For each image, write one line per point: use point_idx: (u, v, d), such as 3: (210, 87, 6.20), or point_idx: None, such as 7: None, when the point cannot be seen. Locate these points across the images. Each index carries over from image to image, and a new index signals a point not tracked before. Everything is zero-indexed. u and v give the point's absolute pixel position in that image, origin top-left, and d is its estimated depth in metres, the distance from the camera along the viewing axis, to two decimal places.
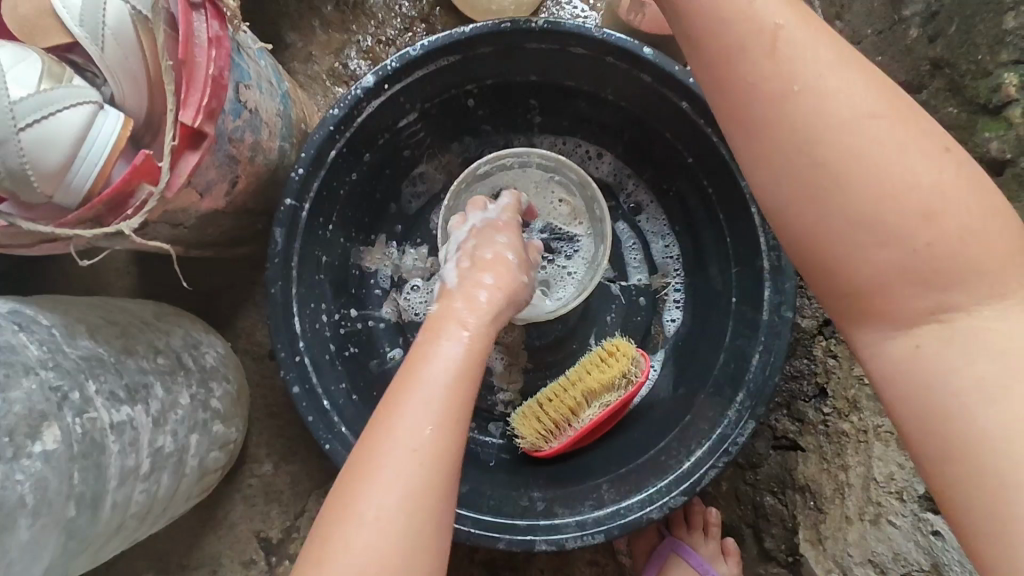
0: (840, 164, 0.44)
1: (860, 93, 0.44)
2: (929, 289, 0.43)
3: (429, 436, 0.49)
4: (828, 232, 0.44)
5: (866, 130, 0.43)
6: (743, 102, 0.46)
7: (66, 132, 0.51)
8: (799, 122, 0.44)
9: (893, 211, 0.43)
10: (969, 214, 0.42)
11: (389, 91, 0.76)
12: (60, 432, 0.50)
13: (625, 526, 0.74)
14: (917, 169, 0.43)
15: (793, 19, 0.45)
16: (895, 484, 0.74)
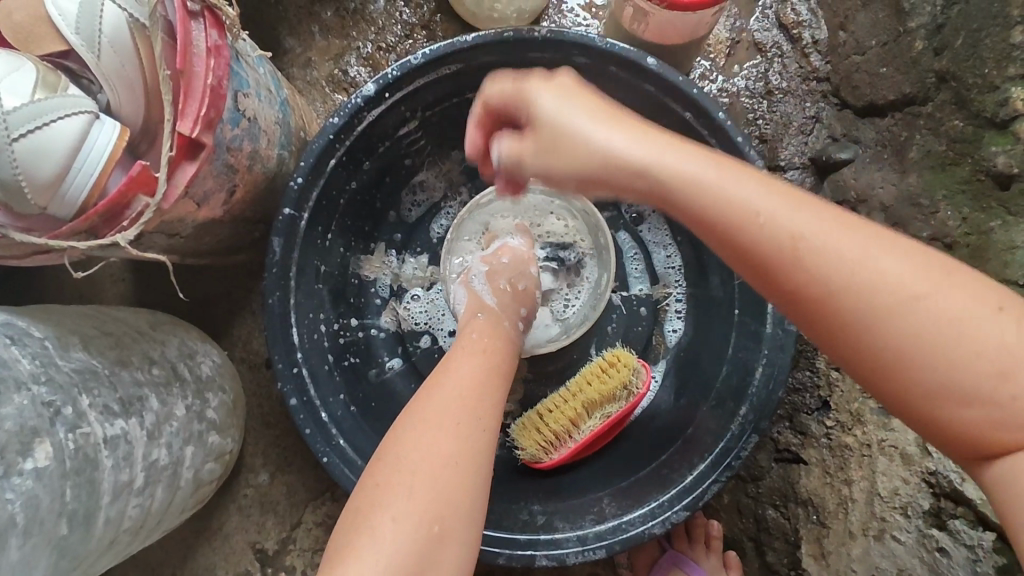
0: (852, 290, 0.44)
1: (846, 238, 0.45)
2: (980, 376, 0.42)
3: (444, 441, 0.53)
4: (908, 393, 0.44)
5: (850, 250, 0.44)
6: (742, 259, 0.47)
7: (61, 142, 0.51)
8: (824, 295, 0.45)
9: (946, 357, 0.43)
10: (979, 299, 0.43)
11: (390, 100, 0.76)
12: (52, 448, 0.49)
13: (626, 542, 0.73)
14: (916, 276, 0.44)
15: (758, 187, 0.47)
16: (899, 499, 0.73)
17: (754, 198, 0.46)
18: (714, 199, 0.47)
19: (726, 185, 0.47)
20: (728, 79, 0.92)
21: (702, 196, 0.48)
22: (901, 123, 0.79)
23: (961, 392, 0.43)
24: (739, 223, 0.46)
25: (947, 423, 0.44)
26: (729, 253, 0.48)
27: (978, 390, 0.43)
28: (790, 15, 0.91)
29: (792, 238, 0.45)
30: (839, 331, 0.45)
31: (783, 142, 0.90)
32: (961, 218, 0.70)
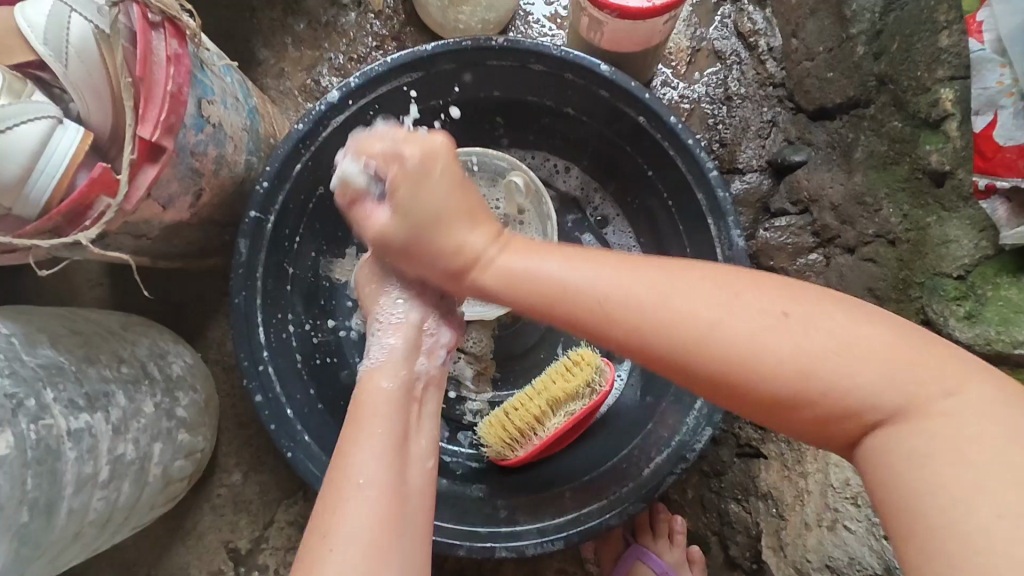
0: (665, 334, 0.51)
1: (638, 286, 0.52)
2: (783, 380, 0.48)
3: (382, 498, 0.54)
4: (755, 403, 0.50)
5: (650, 294, 0.52)
6: (591, 337, 0.55)
7: (24, 146, 0.53)
8: (648, 338, 0.52)
9: (766, 368, 0.49)
10: (763, 310, 0.50)
11: (353, 107, 0.79)
12: (13, 437, 0.51)
13: (583, 533, 0.75)
14: (708, 303, 0.51)
15: (569, 264, 0.55)
16: (850, 489, 0.75)
17: (568, 271, 0.55)
18: (550, 283, 0.55)
19: (539, 265, 0.56)
20: (688, 85, 0.95)
21: (498, 276, 0.58)
22: (849, 125, 0.83)
23: (776, 398, 0.49)
24: (554, 300, 0.55)
25: (794, 426, 0.50)
26: (608, 345, 0.54)
27: (789, 391, 0.49)
28: (746, 24, 0.95)
29: (600, 295, 0.53)
30: (674, 370, 0.52)
31: (741, 145, 0.92)
32: (902, 215, 0.73)
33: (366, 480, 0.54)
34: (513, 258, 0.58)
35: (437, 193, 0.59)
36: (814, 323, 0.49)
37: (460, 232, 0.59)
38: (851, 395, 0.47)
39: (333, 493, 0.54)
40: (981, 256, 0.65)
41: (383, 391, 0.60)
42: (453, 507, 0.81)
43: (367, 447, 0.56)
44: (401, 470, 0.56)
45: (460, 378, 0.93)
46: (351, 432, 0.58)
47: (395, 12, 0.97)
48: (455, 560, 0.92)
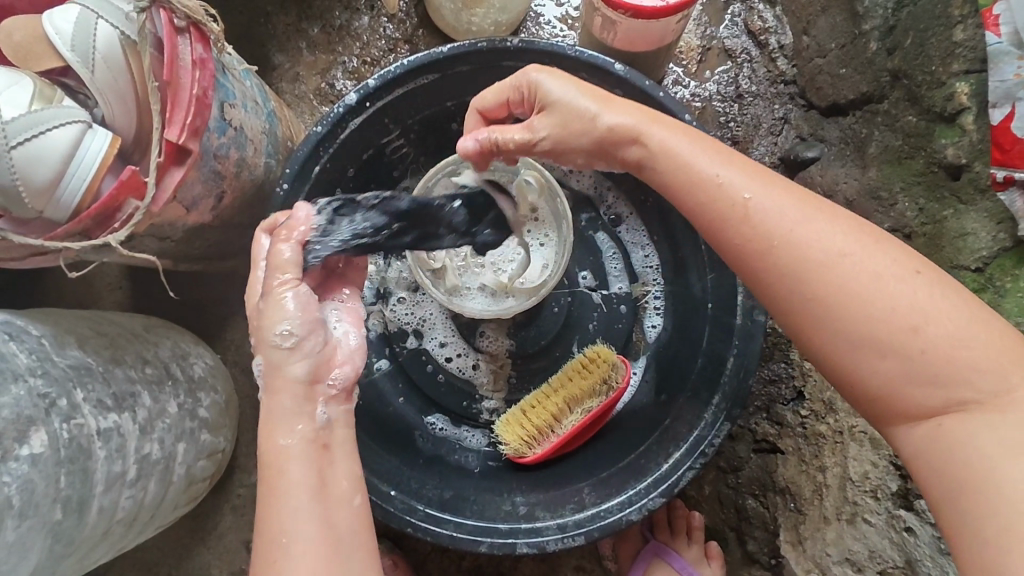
0: (792, 248, 0.51)
1: (787, 205, 0.53)
2: (891, 329, 0.49)
3: (321, 545, 0.50)
4: (842, 342, 0.50)
5: (792, 217, 0.52)
6: (712, 240, 0.56)
7: (56, 151, 0.54)
8: (776, 241, 0.52)
9: (883, 308, 0.49)
10: (897, 264, 0.50)
11: (371, 109, 0.80)
12: (47, 437, 0.52)
13: (605, 528, 0.75)
14: (848, 237, 0.51)
15: (726, 171, 0.55)
16: (869, 483, 0.75)
17: (721, 175, 0.55)
18: (698, 183, 0.56)
19: (691, 160, 0.57)
20: (699, 84, 0.96)
21: (659, 172, 0.58)
22: (862, 121, 0.83)
23: (870, 344, 0.49)
24: (700, 201, 0.55)
25: (863, 375, 0.50)
26: (724, 248, 0.55)
27: (893, 343, 0.49)
28: (757, 22, 0.96)
29: (744, 202, 0.53)
30: (783, 293, 0.52)
31: (754, 142, 0.93)
32: (917, 209, 0.73)
33: (293, 539, 0.50)
34: (672, 145, 0.58)
35: (613, 119, 0.60)
36: (938, 292, 0.49)
37: (653, 135, 0.59)
38: (948, 365, 0.48)
39: (265, 560, 0.50)
40: (999, 248, 0.65)
41: (285, 444, 0.53)
42: (473, 504, 0.81)
43: (292, 505, 0.51)
44: (327, 518, 0.51)
45: (476, 380, 0.94)
46: (267, 495, 0.52)
47: (408, 16, 0.98)
48: (473, 558, 0.93)
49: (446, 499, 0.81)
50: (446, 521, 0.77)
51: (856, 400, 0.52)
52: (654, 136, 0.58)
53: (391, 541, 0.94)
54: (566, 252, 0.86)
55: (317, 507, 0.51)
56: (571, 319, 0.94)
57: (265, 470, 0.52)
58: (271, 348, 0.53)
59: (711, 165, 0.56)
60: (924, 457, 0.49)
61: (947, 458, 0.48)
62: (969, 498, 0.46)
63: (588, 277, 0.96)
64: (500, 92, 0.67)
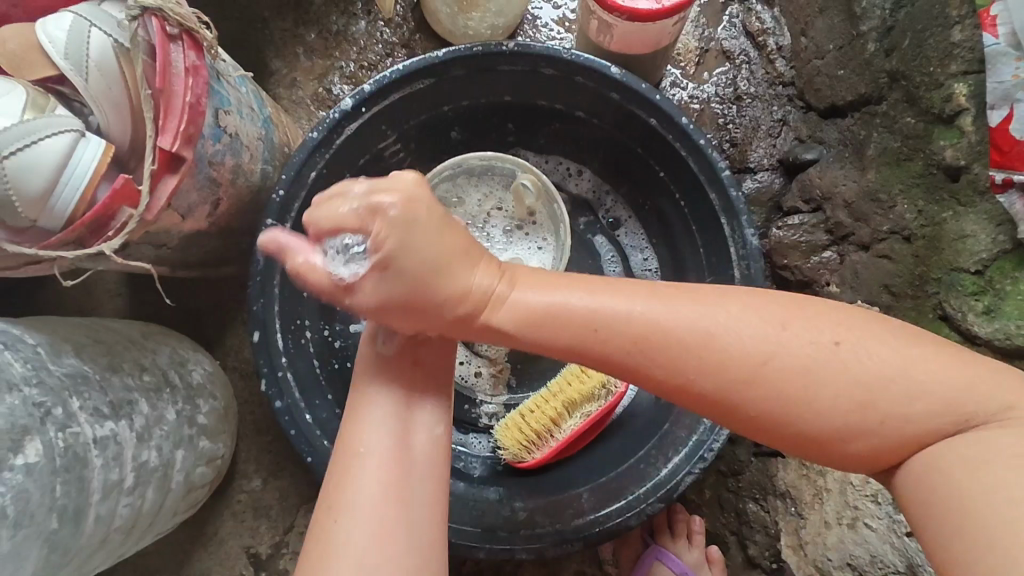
0: (727, 369, 0.51)
1: (696, 314, 0.52)
2: (845, 412, 0.50)
3: (392, 460, 0.55)
4: (812, 437, 0.51)
5: (702, 317, 0.52)
6: (650, 378, 0.53)
7: (49, 159, 0.54)
8: (709, 352, 0.51)
9: (832, 396, 0.50)
10: (818, 332, 0.51)
11: (366, 114, 0.79)
12: (43, 446, 0.52)
13: (603, 534, 0.75)
14: (757, 329, 0.51)
15: (587, 291, 0.54)
16: (870, 487, 0.75)
17: (586, 300, 0.54)
18: (575, 311, 0.54)
19: (557, 298, 0.55)
20: (697, 86, 0.96)
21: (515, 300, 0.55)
22: (860, 122, 0.82)
23: (837, 433, 0.50)
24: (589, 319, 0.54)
25: (849, 458, 0.51)
26: (562, 350, 0.55)
27: (855, 426, 0.50)
28: (755, 24, 0.95)
29: (640, 313, 0.53)
30: (739, 409, 0.52)
31: (752, 145, 0.92)
32: (917, 211, 0.73)
33: (373, 448, 0.56)
34: (470, 283, 0.55)
35: (447, 289, 0.55)
36: (864, 349, 0.50)
37: (460, 281, 0.55)
38: (909, 420, 0.49)
39: (345, 464, 0.55)
40: (999, 250, 0.65)
41: (388, 355, 0.60)
42: (471, 509, 0.81)
43: (376, 416, 0.57)
44: (407, 442, 0.57)
45: (476, 385, 0.93)
46: (356, 406, 0.59)
47: (405, 20, 0.98)
48: (474, 563, 0.92)
49: (445, 504, 0.81)
50: None
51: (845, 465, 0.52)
52: (511, 301, 0.55)
53: None
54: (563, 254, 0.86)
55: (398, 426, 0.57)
56: None
57: (358, 384, 0.60)
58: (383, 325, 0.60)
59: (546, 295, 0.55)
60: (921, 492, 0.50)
61: (935, 492, 0.49)
62: (952, 523, 0.47)
63: None
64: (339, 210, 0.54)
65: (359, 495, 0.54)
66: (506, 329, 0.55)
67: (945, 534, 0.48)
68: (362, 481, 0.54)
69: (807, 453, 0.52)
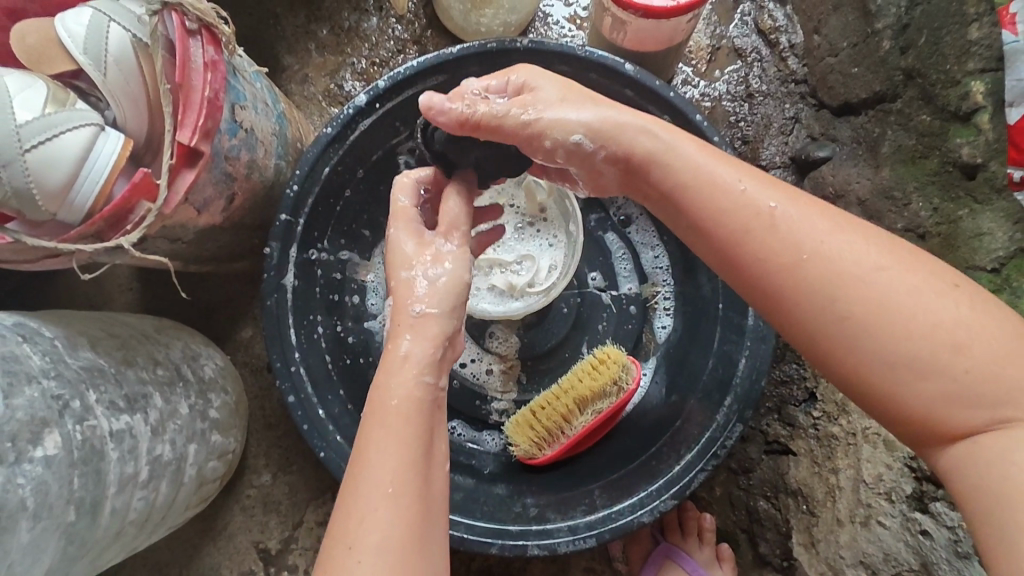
0: (822, 264, 0.50)
1: (807, 220, 0.52)
2: (932, 349, 0.47)
3: (409, 500, 0.49)
4: (872, 368, 0.49)
5: (813, 226, 0.52)
6: (741, 264, 0.54)
7: (70, 153, 0.54)
8: (797, 244, 0.51)
9: (922, 339, 0.47)
10: (933, 277, 0.49)
11: (380, 110, 0.79)
12: (61, 438, 0.53)
13: (616, 530, 0.75)
14: (880, 254, 0.50)
15: (753, 182, 0.54)
16: (883, 485, 0.74)
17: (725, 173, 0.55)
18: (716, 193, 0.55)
19: (704, 162, 0.56)
20: (709, 83, 0.96)
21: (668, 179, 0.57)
22: (874, 120, 0.82)
23: (909, 365, 0.48)
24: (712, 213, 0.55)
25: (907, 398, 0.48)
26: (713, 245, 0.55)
27: (935, 363, 0.47)
28: (767, 22, 0.95)
29: (770, 210, 0.53)
30: (813, 302, 0.50)
31: (764, 142, 0.93)
32: (932, 209, 0.72)
33: (389, 497, 0.48)
34: (614, 121, 0.59)
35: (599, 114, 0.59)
36: (977, 308, 0.48)
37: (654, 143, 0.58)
38: (994, 383, 0.46)
39: (351, 510, 0.48)
40: (1016, 248, 0.64)
41: (412, 389, 0.53)
42: (482, 506, 0.81)
43: (400, 449, 0.50)
44: (425, 488, 0.50)
45: (486, 383, 0.93)
46: (377, 427, 0.51)
47: (416, 17, 0.98)
48: (483, 559, 0.92)
49: (457, 500, 0.81)
50: (455, 523, 0.77)
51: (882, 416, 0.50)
52: (674, 135, 0.58)
53: None
54: (575, 253, 0.86)
55: (420, 470, 0.50)
56: (581, 320, 0.94)
57: (381, 408, 0.52)
58: (450, 291, 0.57)
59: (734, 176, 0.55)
60: (960, 469, 0.48)
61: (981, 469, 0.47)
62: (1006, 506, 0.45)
63: (598, 277, 0.95)
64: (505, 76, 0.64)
65: (371, 533, 0.47)
66: (606, 134, 0.59)
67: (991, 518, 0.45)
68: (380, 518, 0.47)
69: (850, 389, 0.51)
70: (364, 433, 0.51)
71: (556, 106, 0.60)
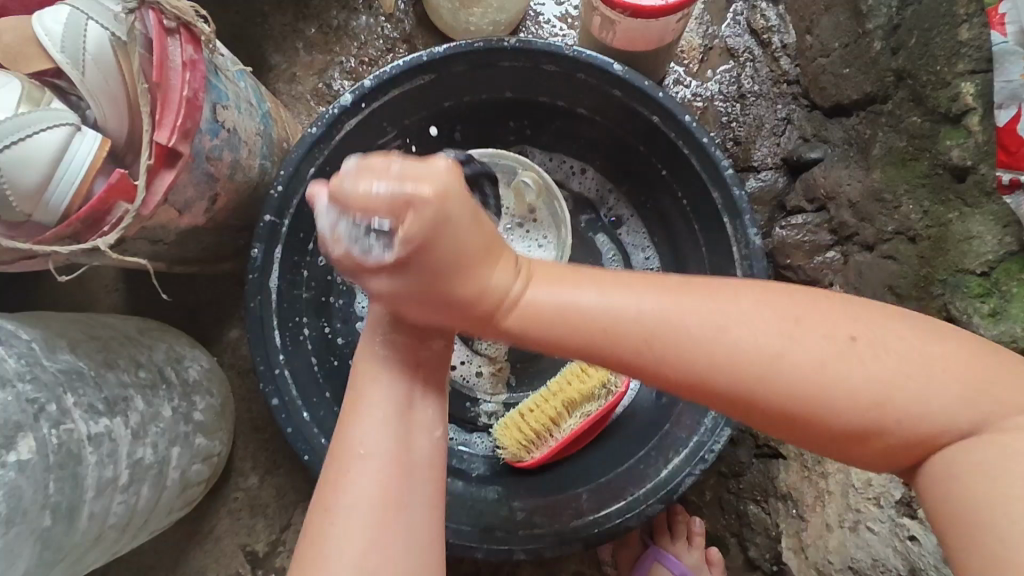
0: (733, 367, 0.49)
1: (702, 313, 0.50)
2: (858, 412, 0.48)
3: (383, 469, 0.53)
4: (853, 426, 0.49)
5: (718, 322, 0.50)
6: (642, 369, 0.51)
7: (44, 153, 0.54)
8: (703, 355, 0.49)
9: (855, 407, 0.48)
10: (831, 338, 0.49)
11: (366, 110, 0.79)
12: (36, 442, 0.52)
13: (603, 535, 0.74)
14: (772, 334, 0.49)
15: (640, 290, 0.51)
16: (872, 490, 0.74)
17: (605, 301, 0.51)
18: (596, 320, 0.51)
19: (570, 297, 0.51)
20: (701, 84, 0.95)
21: (592, 321, 0.51)
22: (866, 121, 0.82)
23: (860, 431, 0.49)
24: (604, 341, 0.51)
25: (877, 451, 0.50)
26: (633, 372, 0.52)
27: (870, 424, 0.49)
28: (759, 21, 0.94)
29: (643, 318, 0.50)
30: (733, 398, 0.50)
31: (756, 143, 0.92)
32: (922, 212, 0.72)
33: (361, 461, 0.53)
34: (580, 296, 0.51)
35: (485, 284, 0.52)
36: (886, 341, 0.49)
37: (488, 278, 0.51)
38: (925, 417, 0.48)
39: (335, 475, 0.53)
40: (1005, 252, 0.64)
41: (381, 366, 0.57)
42: (470, 509, 0.81)
43: (373, 426, 0.54)
44: (401, 449, 0.54)
45: (475, 384, 0.93)
46: (353, 408, 0.56)
47: (405, 15, 0.97)
48: (471, 563, 0.92)
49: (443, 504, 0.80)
50: None
51: (859, 457, 0.51)
52: (566, 285, 0.52)
53: None
54: (564, 254, 0.86)
55: (397, 437, 0.54)
56: None
57: (355, 386, 0.57)
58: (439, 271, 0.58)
59: (636, 298, 0.51)
60: (941, 500, 0.49)
61: (953, 493, 0.48)
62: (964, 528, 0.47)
63: None
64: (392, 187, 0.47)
65: (350, 503, 0.52)
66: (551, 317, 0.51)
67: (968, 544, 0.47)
68: (358, 482, 0.52)
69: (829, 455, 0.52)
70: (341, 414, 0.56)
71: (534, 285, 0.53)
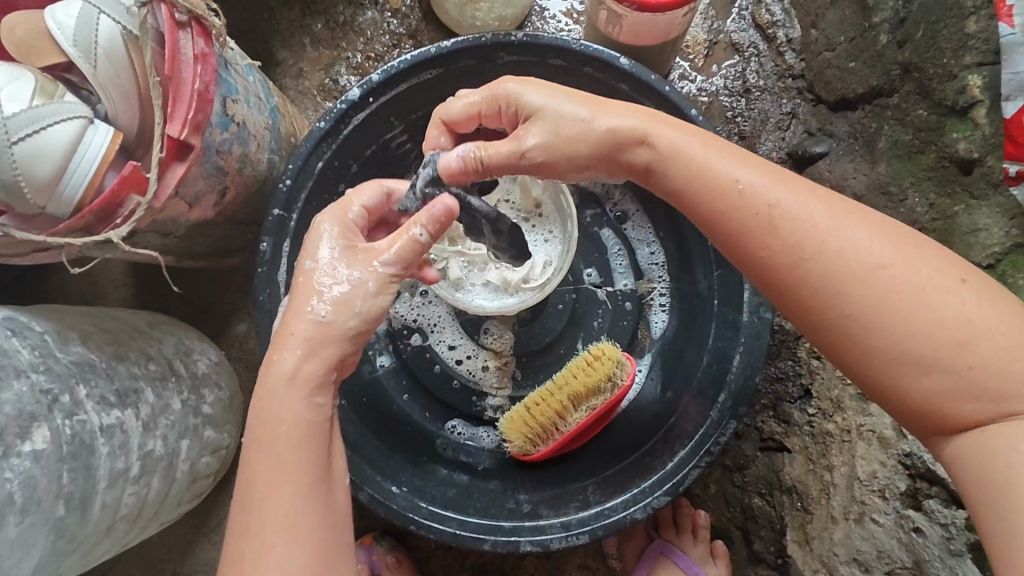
0: (828, 260, 0.50)
1: (814, 212, 0.51)
2: (919, 333, 0.47)
3: (308, 531, 0.51)
4: (883, 358, 0.49)
5: (822, 220, 0.51)
6: (732, 241, 0.54)
7: (57, 145, 0.54)
8: (801, 243, 0.51)
9: (927, 341, 0.47)
10: (939, 273, 0.49)
11: (374, 104, 0.79)
12: (50, 432, 0.52)
13: (609, 527, 0.75)
14: (886, 249, 0.50)
15: (757, 175, 0.54)
16: (877, 482, 0.73)
17: (733, 174, 0.54)
18: (717, 184, 0.54)
19: (708, 163, 0.56)
20: (706, 78, 0.95)
21: (698, 181, 0.56)
22: (871, 115, 0.82)
23: (918, 358, 0.47)
24: (718, 195, 0.54)
25: (907, 389, 0.48)
26: (720, 234, 0.55)
27: (937, 358, 0.47)
28: (764, 15, 0.94)
29: (771, 207, 0.52)
30: (800, 282, 0.51)
31: (761, 137, 0.93)
32: (928, 205, 0.72)
33: (284, 528, 0.50)
34: (656, 135, 0.58)
35: (609, 118, 0.59)
36: (983, 301, 0.48)
37: (600, 119, 0.59)
38: (997, 376, 0.46)
39: (254, 543, 0.50)
40: (1012, 244, 0.64)
41: (301, 415, 0.53)
42: (478, 502, 0.81)
43: (297, 487, 0.51)
44: (325, 507, 0.52)
45: (481, 379, 0.93)
46: (269, 463, 0.52)
47: (411, 11, 0.98)
48: (478, 556, 0.93)
49: (450, 497, 0.81)
50: (449, 519, 0.77)
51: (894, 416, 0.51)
52: (668, 136, 0.58)
53: (394, 538, 0.94)
54: (570, 249, 0.86)
55: (318, 495, 0.52)
56: (576, 316, 0.93)
57: (267, 437, 0.52)
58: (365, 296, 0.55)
59: (750, 173, 0.54)
60: (961, 460, 0.48)
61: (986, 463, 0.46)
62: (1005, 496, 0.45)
63: (594, 273, 0.95)
64: (473, 100, 0.64)
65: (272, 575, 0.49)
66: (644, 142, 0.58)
67: (997, 511, 0.45)
68: (280, 551, 0.50)
69: (868, 385, 0.51)
70: (253, 470, 0.52)
71: (658, 131, 0.58)
